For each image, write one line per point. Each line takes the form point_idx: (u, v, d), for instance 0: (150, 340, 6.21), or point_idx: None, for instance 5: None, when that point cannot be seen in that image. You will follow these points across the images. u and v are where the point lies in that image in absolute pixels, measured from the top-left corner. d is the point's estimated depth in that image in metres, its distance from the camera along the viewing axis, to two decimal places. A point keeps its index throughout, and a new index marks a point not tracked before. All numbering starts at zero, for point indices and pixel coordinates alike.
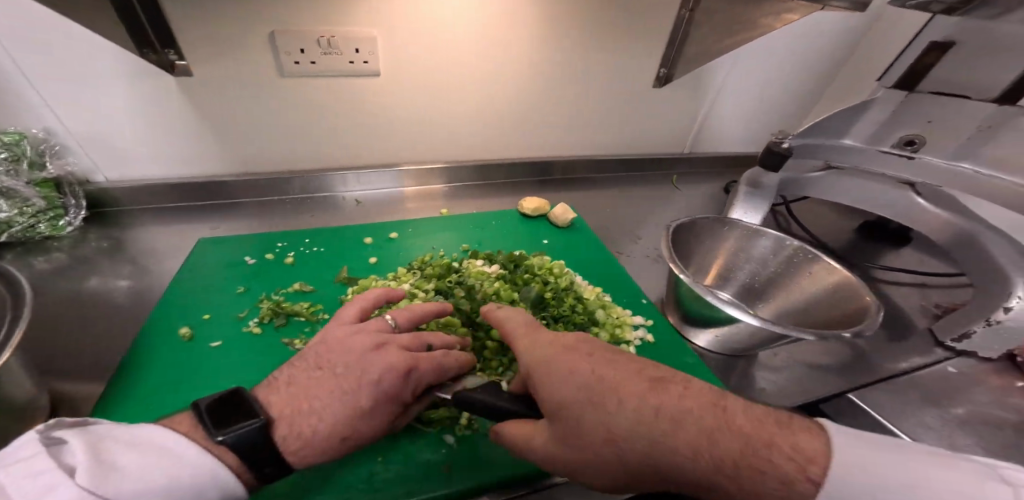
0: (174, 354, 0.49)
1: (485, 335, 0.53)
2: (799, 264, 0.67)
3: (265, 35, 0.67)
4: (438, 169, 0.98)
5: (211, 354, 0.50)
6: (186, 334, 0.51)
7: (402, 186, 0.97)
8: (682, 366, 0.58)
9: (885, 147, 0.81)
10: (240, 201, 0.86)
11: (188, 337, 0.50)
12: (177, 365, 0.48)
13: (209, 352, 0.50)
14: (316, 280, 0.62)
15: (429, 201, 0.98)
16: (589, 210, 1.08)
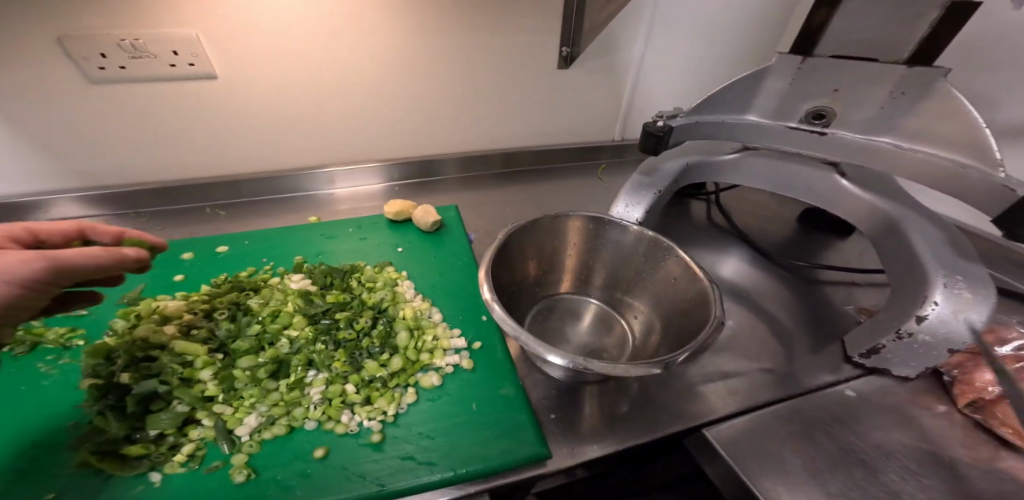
0: None
1: (242, 360, 0.47)
2: (660, 256, 0.56)
3: (55, 38, 0.61)
4: (367, 169, 0.96)
5: None
6: None
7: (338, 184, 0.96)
8: (493, 398, 0.49)
9: (793, 123, 0.66)
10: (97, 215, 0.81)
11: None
12: None
13: None
14: (99, 303, 0.56)
15: (310, 208, 0.92)
16: (492, 209, 0.99)
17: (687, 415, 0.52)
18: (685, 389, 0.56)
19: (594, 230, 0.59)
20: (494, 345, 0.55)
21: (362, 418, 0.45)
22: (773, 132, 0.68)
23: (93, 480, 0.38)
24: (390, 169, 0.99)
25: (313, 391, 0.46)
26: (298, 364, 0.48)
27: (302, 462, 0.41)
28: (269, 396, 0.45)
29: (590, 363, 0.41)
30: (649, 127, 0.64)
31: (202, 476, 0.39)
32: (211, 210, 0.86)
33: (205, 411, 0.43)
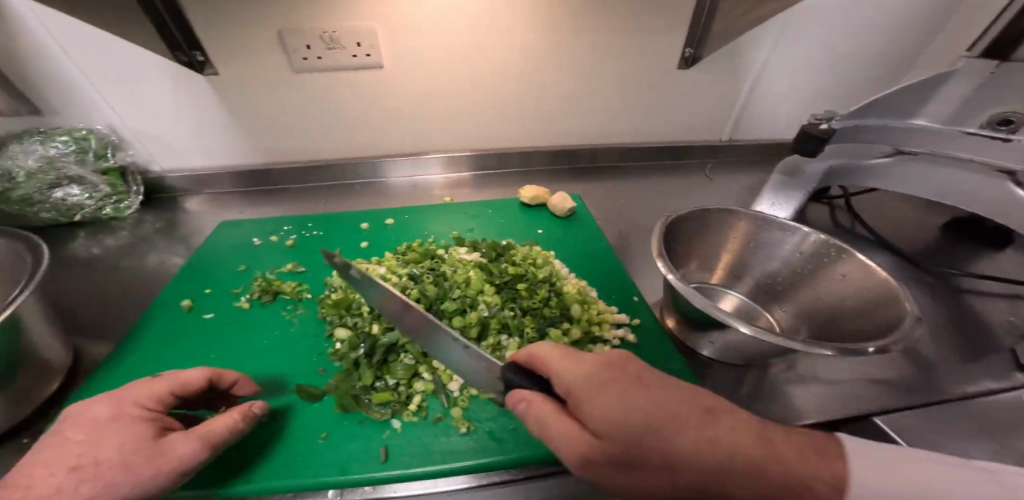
0: (174, 323, 0.54)
1: (447, 323, 0.52)
2: (827, 261, 0.57)
3: (274, 34, 0.72)
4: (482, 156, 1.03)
5: (206, 325, 0.54)
6: (186, 305, 0.56)
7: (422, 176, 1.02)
8: (665, 374, 0.52)
9: (970, 128, 0.65)
10: (271, 187, 0.94)
11: (187, 308, 0.56)
12: (177, 333, 0.53)
13: (204, 323, 0.55)
14: (310, 263, 0.66)
15: (439, 191, 1.00)
16: (605, 201, 1.02)
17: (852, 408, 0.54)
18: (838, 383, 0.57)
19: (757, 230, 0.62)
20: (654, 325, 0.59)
21: None
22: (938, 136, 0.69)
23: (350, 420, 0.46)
24: (507, 157, 1.05)
25: (508, 354, 0.51)
26: (492, 330, 0.52)
27: (509, 418, 0.47)
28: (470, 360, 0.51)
29: (772, 337, 0.46)
30: (810, 129, 0.64)
31: (431, 424, 0.46)
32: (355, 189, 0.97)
33: (424, 366, 0.49)
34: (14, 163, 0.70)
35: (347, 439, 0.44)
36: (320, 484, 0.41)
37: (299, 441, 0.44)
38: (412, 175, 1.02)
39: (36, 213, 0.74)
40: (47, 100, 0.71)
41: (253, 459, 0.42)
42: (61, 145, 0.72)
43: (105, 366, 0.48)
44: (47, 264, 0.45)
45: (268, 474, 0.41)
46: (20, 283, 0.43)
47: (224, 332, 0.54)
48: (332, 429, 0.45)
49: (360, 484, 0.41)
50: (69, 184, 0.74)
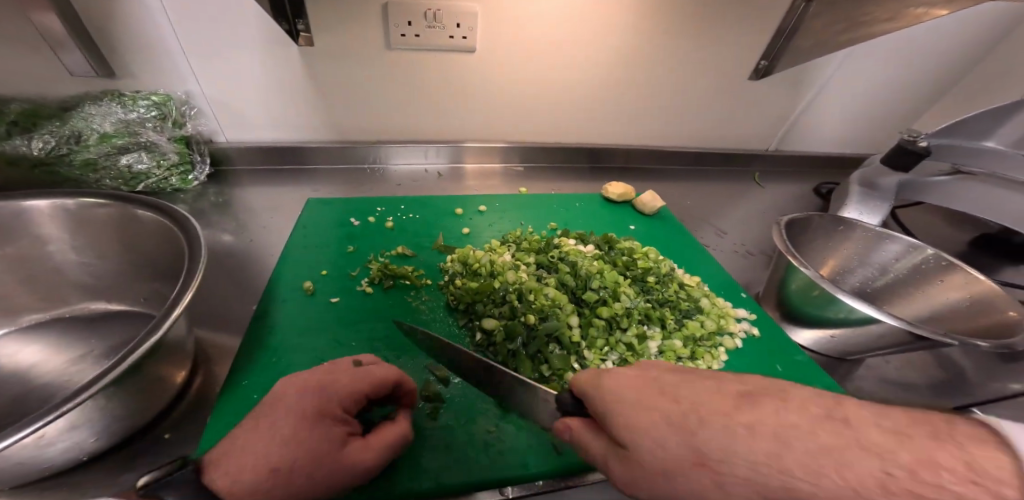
0: (299, 305, 0.52)
1: (590, 312, 0.52)
2: (929, 272, 0.61)
3: (379, 9, 0.70)
4: (531, 148, 1.01)
5: (333, 308, 0.52)
6: (308, 287, 0.53)
7: (463, 163, 0.98)
8: (794, 364, 0.54)
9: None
10: (335, 167, 0.90)
11: (310, 291, 0.53)
12: (306, 315, 0.51)
13: (330, 306, 0.52)
14: (416, 246, 0.64)
15: (507, 181, 0.99)
16: (666, 200, 1.04)
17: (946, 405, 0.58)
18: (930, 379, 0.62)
19: (862, 236, 0.66)
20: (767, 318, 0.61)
21: (695, 372, 0.51)
22: None
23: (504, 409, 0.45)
24: (569, 153, 1.05)
25: (651, 344, 0.52)
26: (635, 320, 0.52)
27: None
28: (615, 350, 0.51)
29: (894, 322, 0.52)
30: (908, 145, 0.68)
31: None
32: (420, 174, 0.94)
33: (574, 355, 0.49)
34: (88, 126, 0.65)
35: (515, 431, 0.43)
36: (502, 477, 0.40)
37: (470, 433, 0.43)
38: (414, 164, 0.95)
39: (98, 179, 0.68)
40: (123, 58, 0.66)
41: (430, 452, 0.41)
42: (140, 110, 0.67)
43: (242, 347, 0.46)
44: (203, 248, 0.44)
45: (448, 468, 0.40)
46: (184, 265, 0.43)
47: (351, 315, 0.52)
48: (499, 422, 0.44)
49: (543, 477, 0.41)
50: (137, 150, 0.68)
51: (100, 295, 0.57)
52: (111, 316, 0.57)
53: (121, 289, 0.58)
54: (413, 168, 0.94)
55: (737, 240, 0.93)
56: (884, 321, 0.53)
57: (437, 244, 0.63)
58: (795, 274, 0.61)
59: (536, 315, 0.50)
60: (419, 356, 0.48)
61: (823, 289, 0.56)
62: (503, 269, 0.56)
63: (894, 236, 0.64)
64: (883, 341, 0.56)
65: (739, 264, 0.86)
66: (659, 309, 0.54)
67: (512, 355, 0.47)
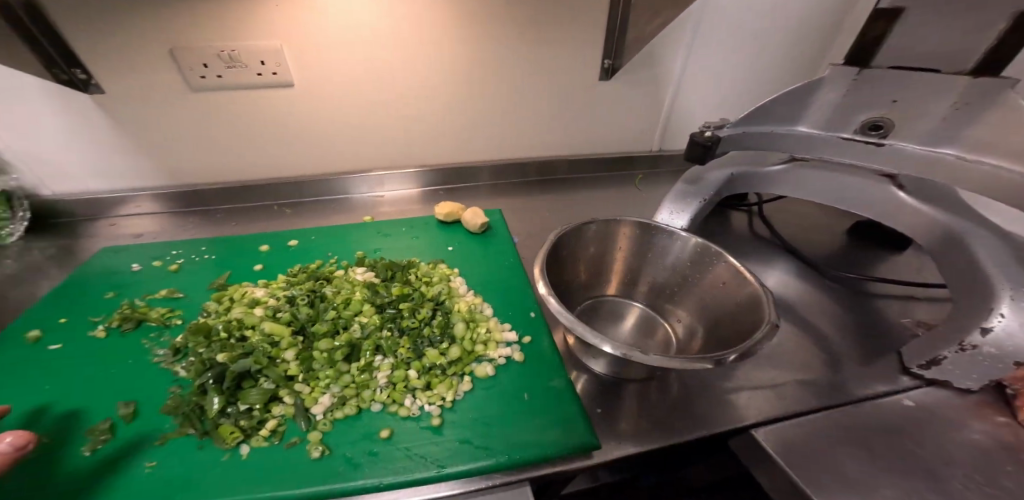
0: (17, 353, 0.51)
1: (316, 342, 0.51)
2: (704, 261, 0.59)
3: (170, 52, 0.72)
4: (389, 176, 1.00)
5: (50, 355, 0.51)
6: (33, 335, 0.53)
7: (336, 195, 0.99)
8: (547, 390, 0.51)
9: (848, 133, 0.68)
10: (238, 206, 0.93)
11: (34, 340, 0.53)
12: (17, 363, 0.50)
13: (48, 354, 0.51)
14: (192, 286, 0.63)
15: (360, 209, 0.97)
16: (535, 212, 1.02)
17: (731, 420, 0.52)
18: (730, 395, 0.56)
19: (637, 235, 0.63)
20: (546, 343, 0.58)
21: (423, 404, 0.48)
22: (825, 142, 0.70)
23: (186, 445, 0.43)
24: (434, 176, 1.04)
25: (379, 375, 0.49)
26: (366, 349, 0.51)
27: (370, 443, 0.44)
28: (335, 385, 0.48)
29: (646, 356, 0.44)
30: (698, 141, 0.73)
31: (283, 450, 0.43)
32: (268, 212, 0.93)
33: (284, 390, 0.47)
34: None
35: (175, 466, 0.41)
36: None
37: (120, 473, 0.40)
38: (267, 201, 0.95)
39: None
40: None
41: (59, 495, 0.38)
42: None
43: None
44: None
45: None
46: None
47: (66, 361, 0.51)
48: (162, 459, 0.42)
49: None
50: None
51: None
52: None
53: None
54: (266, 204, 0.94)
55: None
56: None
57: (212, 283, 0.62)
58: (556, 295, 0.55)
59: (247, 352, 0.48)
60: (112, 400, 0.47)
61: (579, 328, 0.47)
62: (243, 304, 0.55)
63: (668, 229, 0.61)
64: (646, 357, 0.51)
65: None
66: (398, 337, 0.52)
67: (205, 389, 0.46)
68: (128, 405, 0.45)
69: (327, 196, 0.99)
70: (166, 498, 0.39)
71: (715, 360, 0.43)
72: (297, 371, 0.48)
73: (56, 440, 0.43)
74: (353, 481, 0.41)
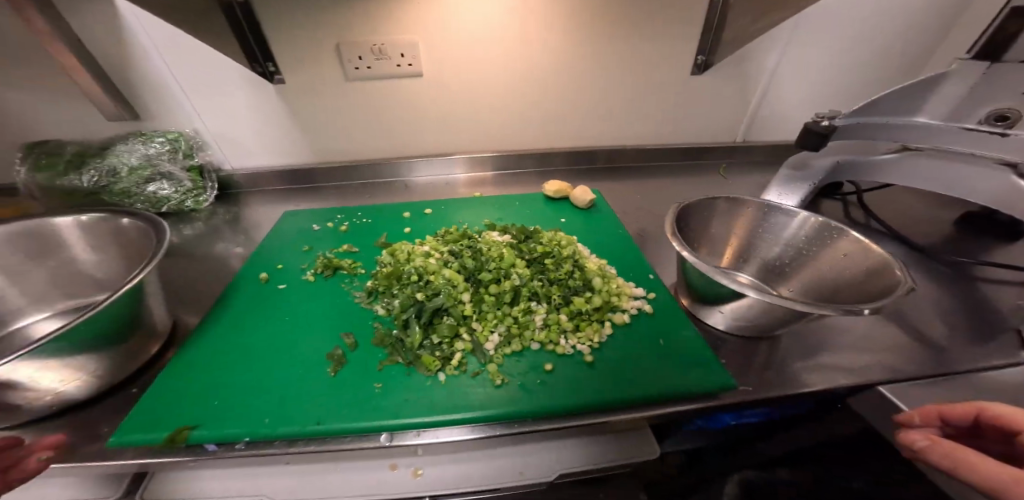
0: (253, 290, 0.66)
1: (483, 289, 0.61)
2: (825, 236, 0.65)
3: (335, 48, 0.86)
4: (489, 158, 1.11)
5: (278, 292, 0.65)
6: (263, 276, 0.67)
7: (435, 175, 1.11)
8: (678, 339, 0.59)
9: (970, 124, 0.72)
10: (364, 181, 1.08)
11: (264, 279, 0.67)
12: (256, 297, 0.65)
13: (276, 291, 0.66)
14: (363, 242, 0.76)
15: (465, 188, 1.09)
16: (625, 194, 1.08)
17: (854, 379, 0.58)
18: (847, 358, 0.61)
19: (759, 213, 0.70)
20: (669, 300, 0.65)
21: (575, 344, 0.57)
22: (944, 132, 0.74)
23: (397, 371, 0.55)
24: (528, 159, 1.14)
25: (537, 317, 0.59)
26: (523, 296, 0.60)
27: (539, 373, 0.54)
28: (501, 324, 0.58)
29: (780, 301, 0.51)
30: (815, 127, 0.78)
31: (471, 377, 0.54)
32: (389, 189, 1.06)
33: (465, 327, 0.58)
34: (120, 161, 0.83)
35: (395, 385, 0.53)
36: (373, 417, 0.49)
37: (358, 387, 0.52)
38: (388, 178, 1.08)
39: (132, 204, 0.87)
40: (150, 106, 0.87)
41: (322, 397, 0.51)
42: (156, 146, 0.84)
43: (203, 321, 0.60)
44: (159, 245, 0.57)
45: (336, 404, 0.50)
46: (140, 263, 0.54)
47: (290, 297, 0.65)
48: (384, 381, 0.53)
49: (408, 419, 0.49)
50: (160, 179, 0.87)
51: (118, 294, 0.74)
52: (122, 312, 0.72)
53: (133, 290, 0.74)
54: (387, 180, 1.08)
55: None
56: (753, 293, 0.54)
57: (379, 241, 0.74)
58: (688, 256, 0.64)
59: (432, 294, 0.59)
60: (334, 328, 0.59)
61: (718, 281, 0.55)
62: (415, 257, 0.66)
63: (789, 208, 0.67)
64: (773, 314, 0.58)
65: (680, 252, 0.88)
66: (547, 286, 0.62)
67: (405, 323, 0.58)
68: (349, 336, 0.58)
69: (436, 174, 1.11)
70: (398, 405, 0.50)
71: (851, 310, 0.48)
72: (472, 311, 0.59)
73: (304, 358, 0.56)
74: (533, 402, 0.51)
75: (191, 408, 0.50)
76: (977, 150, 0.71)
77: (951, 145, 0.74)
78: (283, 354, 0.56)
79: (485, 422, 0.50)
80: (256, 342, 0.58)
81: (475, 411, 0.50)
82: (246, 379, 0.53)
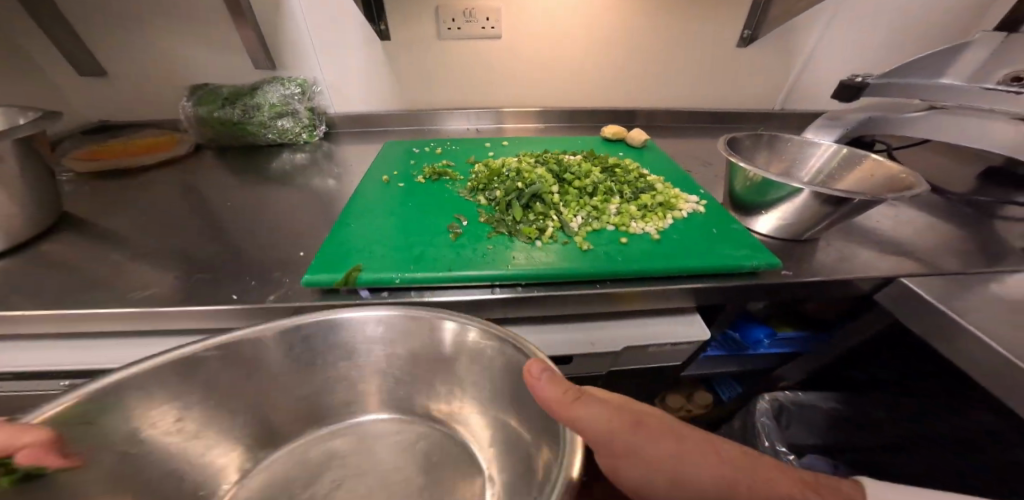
0: (379, 188, 0.83)
1: (567, 185, 0.76)
2: (851, 160, 0.75)
3: (434, 12, 1.04)
4: (547, 112, 1.26)
5: (399, 190, 0.83)
6: (386, 179, 0.85)
7: (507, 124, 1.25)
8: (728, 229, 0.71)
9: (990, 84, 0.80)
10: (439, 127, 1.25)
11: (387, 182, 0.85)
12: (383, 193, 0.82)
13: (398, 189, 0.83)
14: (457, 160, 0.93)
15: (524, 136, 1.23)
16: (669, 144, 1.21)
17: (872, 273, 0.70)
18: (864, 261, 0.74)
19: (800, 145, 0.81)
20: (718, 204, 0.77)
21: (644, 227, 0.70)
22: (964, 91, 0.83)
23: (502, 239, 0.68)
24: (582, 115, 1.28)
25: (611, 208, 0.73)
26: (600, 192, 0.74)
27: (616, 245, 0.67)
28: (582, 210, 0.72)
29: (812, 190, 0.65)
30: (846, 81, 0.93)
31: (561, 244, 0.67)
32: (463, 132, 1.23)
33: (554, 211, 0.72)
34: (263, 99, 1.02)
35: (504, 249, 0.67)
36: (489, 266, 0.63)
37: (476, 248, 0.67)
38: (459, 125, 1.25)
39: (264, 134, 1.06)
40: (284, 57, 1.07)
41: (448, 253, 0.66)
42: (291, 88, 1.04)
43: (349, 205, 0.78)
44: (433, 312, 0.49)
45: (459, 258, 0.65)
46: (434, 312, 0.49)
47: (409, 193, 0.82)
48: (493, 245, 0.67)
49: (515, 268, 0.63)
50: (287, 116, 1.06)
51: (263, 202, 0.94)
52: (265, 213, 0.91)
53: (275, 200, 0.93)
54: (459, 128, 1.25)
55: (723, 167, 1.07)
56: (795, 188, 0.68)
57: (471, 158, 0.90)
58: (737, 174, 0.78)
59: (527, 186, 0.74)
60: (448, 213, 0.75)
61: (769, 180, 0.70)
62: (509, 165, 0.82)
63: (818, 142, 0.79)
64: (807, 213, 0.71)
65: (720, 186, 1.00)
66: (620, 186, 0.76)
67: (507, 206, 0.73)
68: (461, 217, 0.73)
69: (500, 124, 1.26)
70: (507, 259, 0.64)
71: (875, 198, 0.63)
72: (559, 200, 0.73)
73: (429, 230, 0.71)
74: (613, 262, 0.64)
75: (350, 255, 0.66)
76: (996, 105, 0.79)
77: (968, 101, 0.83)
78: (413, 227, 0.72)
79: (577, 274, 0.63)
80: (390, 219, 0.74)
81: (569, 266, 0.63)
82: (386, 241, 0.69)
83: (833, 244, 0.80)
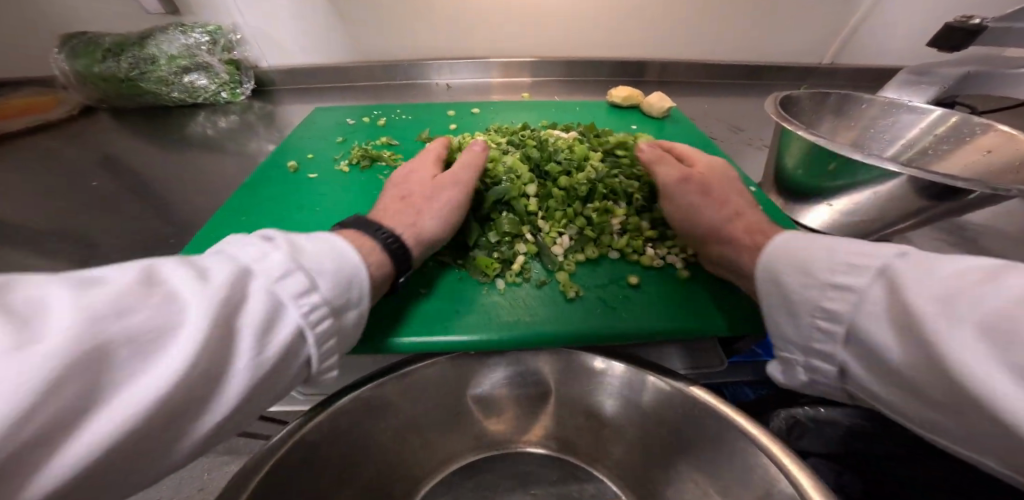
0: (282, 178, 0.61)
1: (552, 180, 0.55)
2: (956, 135, 0.60)
3: None
4: (536, 64, 0.99)
5: (307, 182, 0.61)
6: (292, 165, 0.63)
7: (490, 78, 1.00)
8: None
9: None
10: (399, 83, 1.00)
11: (294, 168, 0.62)
12: (285, 185, 0.60)
13: (306, 180, 0.61)
14: (403, 136, 0.70)
15: (506, 94, 0.98)
16: (688, 103, 0.96)
17: None
18: None
19: (881, 108, 0.66)
20: (776, 211, 0.57)
21: (665, 253, 0.51)
22: None
23: (446, 275, 0.49)
24: (580, 69, 1.02)
25: (619, 221, 0.52)
26: (600, 194, 0.53)
27: (620, 287, 0.48)
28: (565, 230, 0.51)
29: (918, 174, 0.45)
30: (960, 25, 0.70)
31: (536, 285, 0.48)
32: (430, 90, 0.98)
33: (527, 228, 0.51)
34: (160, 50, 0.80)
35: (444, 295, 0.47)
36: (419, 329, 0.44)
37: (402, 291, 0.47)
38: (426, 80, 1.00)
39: (168, 92, 0.85)
40: None
41: None
42: (196, 36, 0.81)
43: (229, 200, 0.57)
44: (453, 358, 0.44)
45: (382, 306, 0.45)
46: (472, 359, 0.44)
47: (321, 186, 0.60)
48: (428, 288, 0.47)
49: (455, 333, 0.43)
50: (197, 70, 0.85)
51: (161, 180, 0.72)
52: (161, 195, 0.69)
53: (177, 179, 0.72)
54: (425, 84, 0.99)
55: (756, 135, 0.84)
56: (888, 170, 0.47)
57: (420, 135, 0.68)
58: (791, 146, 0.57)
59: (489, 183, 0.54)
60: None
61: (839, 154, 0.49)
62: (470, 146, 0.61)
63: (909, 105, 0.63)
64: (895, 205, 0.50)
65: (753, 156, 0.78)
66: (632, 185, 0.54)
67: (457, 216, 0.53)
68: None
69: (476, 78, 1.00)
70: (457, 311, 0.45)
71: (999, 190, 0.41)
72: (537, 209, 0.53)
73: None
74: (614, 317, 0.45)
75: None
76: None
77: None
78: None
79: (553, 340, 0.43)
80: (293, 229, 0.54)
81: (541, 324, 0.44)
82: None
83: (908, 241, 0.60)
